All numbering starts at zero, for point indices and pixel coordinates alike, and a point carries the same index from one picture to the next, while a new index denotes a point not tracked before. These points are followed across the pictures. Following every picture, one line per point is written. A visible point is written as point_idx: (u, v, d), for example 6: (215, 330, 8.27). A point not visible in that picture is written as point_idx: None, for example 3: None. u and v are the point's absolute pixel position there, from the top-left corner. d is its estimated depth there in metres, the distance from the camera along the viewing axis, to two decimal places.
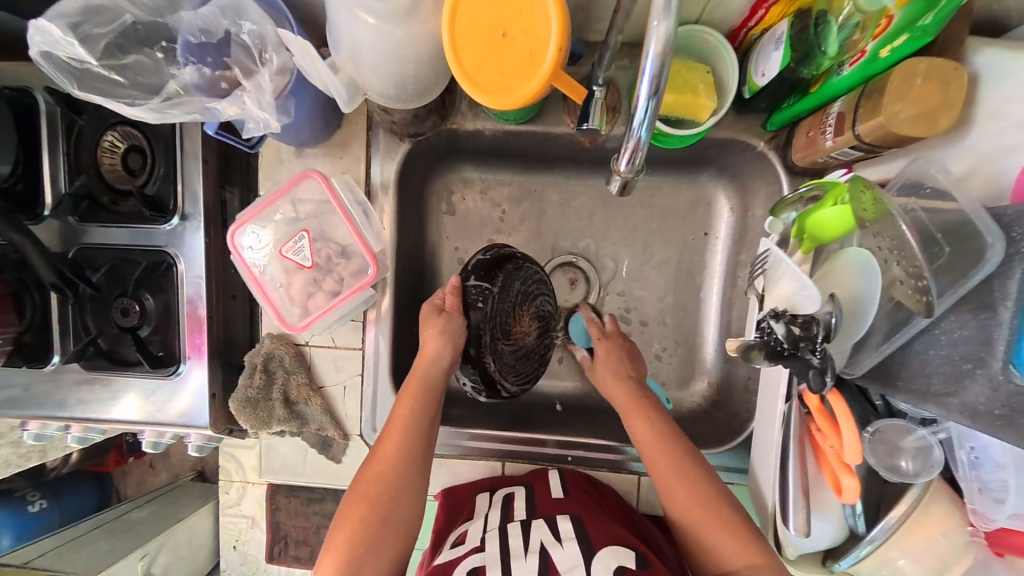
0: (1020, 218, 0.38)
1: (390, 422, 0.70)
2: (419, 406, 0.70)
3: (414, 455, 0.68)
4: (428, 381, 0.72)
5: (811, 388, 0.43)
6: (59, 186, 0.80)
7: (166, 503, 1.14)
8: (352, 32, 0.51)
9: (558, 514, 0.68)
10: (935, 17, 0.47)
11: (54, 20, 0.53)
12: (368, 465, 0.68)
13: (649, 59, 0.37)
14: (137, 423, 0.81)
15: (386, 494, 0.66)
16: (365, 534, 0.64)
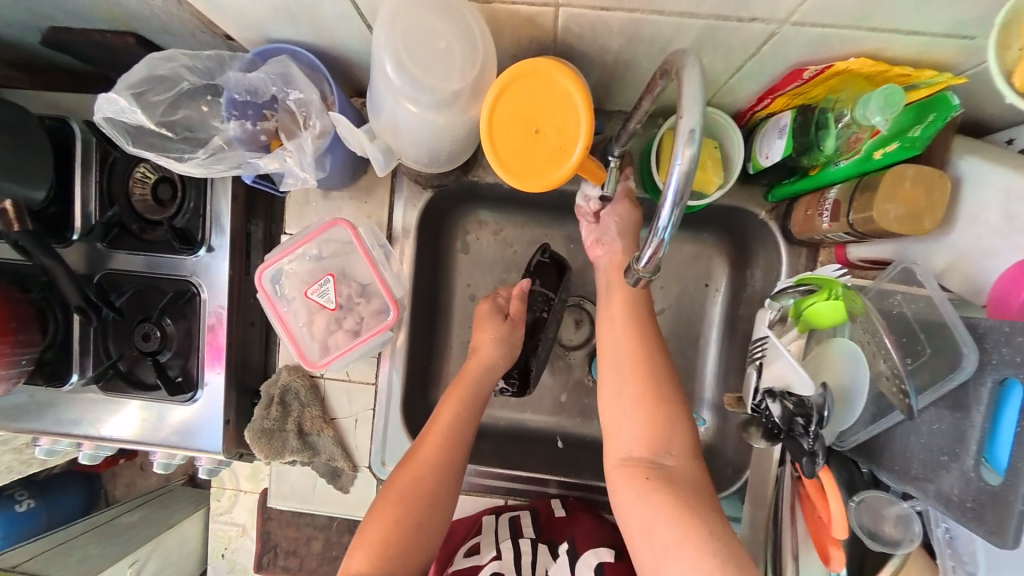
0: (992, 330, 0.41)
1: (434, 420, 0.71)
2: (464, 408, 0.72)
3: (455, 457, 0.69)
4: (475, 385, 0.75)
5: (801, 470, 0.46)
6: (91, 212, 0.82)
7: (159, 506, 1.15)
8: (393, 111, 0.54)
9: (560, 537, 0.76)
10: (923, 130, 0.54)
11: (122, 91, 0.57)
12: (407, 462, 0.68)
13: (674, 176, 0.39)
14: (134, 441, 0.84)
15: (425, 493, 0.65)
16: (402, 535, 0.63)
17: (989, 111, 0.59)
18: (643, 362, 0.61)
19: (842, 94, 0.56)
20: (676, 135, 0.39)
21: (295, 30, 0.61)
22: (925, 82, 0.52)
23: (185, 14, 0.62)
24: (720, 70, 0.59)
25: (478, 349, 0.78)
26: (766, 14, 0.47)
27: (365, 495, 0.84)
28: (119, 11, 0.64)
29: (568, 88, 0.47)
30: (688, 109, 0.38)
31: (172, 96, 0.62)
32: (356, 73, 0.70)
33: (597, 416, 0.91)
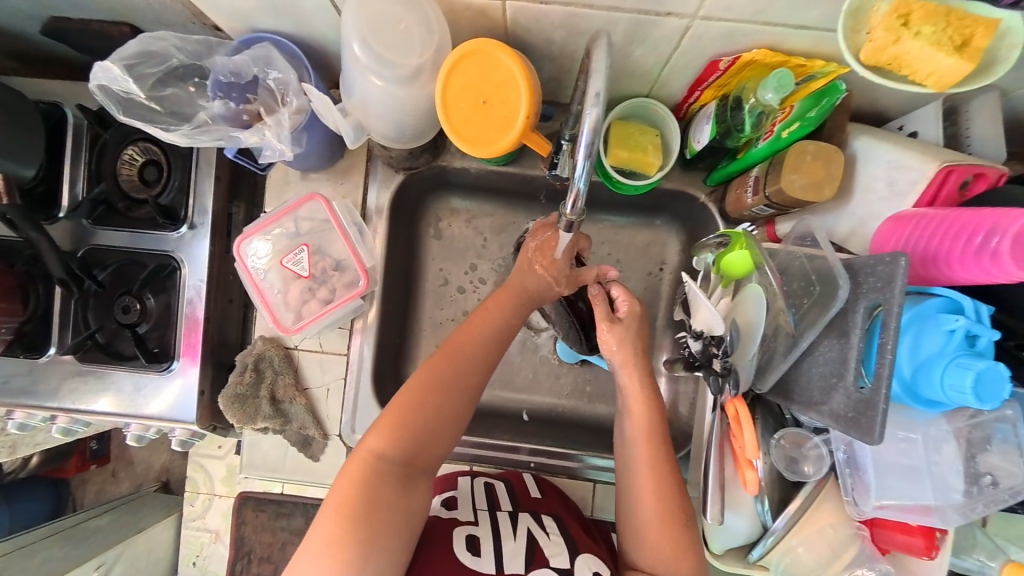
0: (864, 265, 0.48)
1: (469, 322, 0.71)
2: (505, 313, 0.71)
3: (488, 357, 0.69)
4: (515, 298, 0.71)
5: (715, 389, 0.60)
6: (77, 190, 0.87)
7: (127, 513, 1.17)
8: (362, 88, 0.61)
9: (544, 512, 0.78)
10: (817, 112, 0.62)
11: (116, 62, 0.65)
12: (438, 356, 0.68)
13: (585, 133, 0.47)
14: (111, 415, 0.86)
15: (453, 386, 0.66)
16: (427, 420, 0.65)
17: (883, 103, 0.69)
18: (659, 467, 0.63)
19: (751, 81, 0.64)
20: (587, 98, 0.47)
21: (277, 21, 0.68)
22: (819, 72, 0.60)
23: (178, 5, 0.69)
24: (653, 62, 0.68)
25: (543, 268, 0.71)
26: (679, 9, 0.56)
27: (334, 463, 0.87)
28: (119, 3, 0.72)
29: (509, 65, 0.56)
30: (596, 76, 0.46)
31: (162, 71, 0.69)
32: (333, 64, 0.78)
33: (561, 391, 0.95)
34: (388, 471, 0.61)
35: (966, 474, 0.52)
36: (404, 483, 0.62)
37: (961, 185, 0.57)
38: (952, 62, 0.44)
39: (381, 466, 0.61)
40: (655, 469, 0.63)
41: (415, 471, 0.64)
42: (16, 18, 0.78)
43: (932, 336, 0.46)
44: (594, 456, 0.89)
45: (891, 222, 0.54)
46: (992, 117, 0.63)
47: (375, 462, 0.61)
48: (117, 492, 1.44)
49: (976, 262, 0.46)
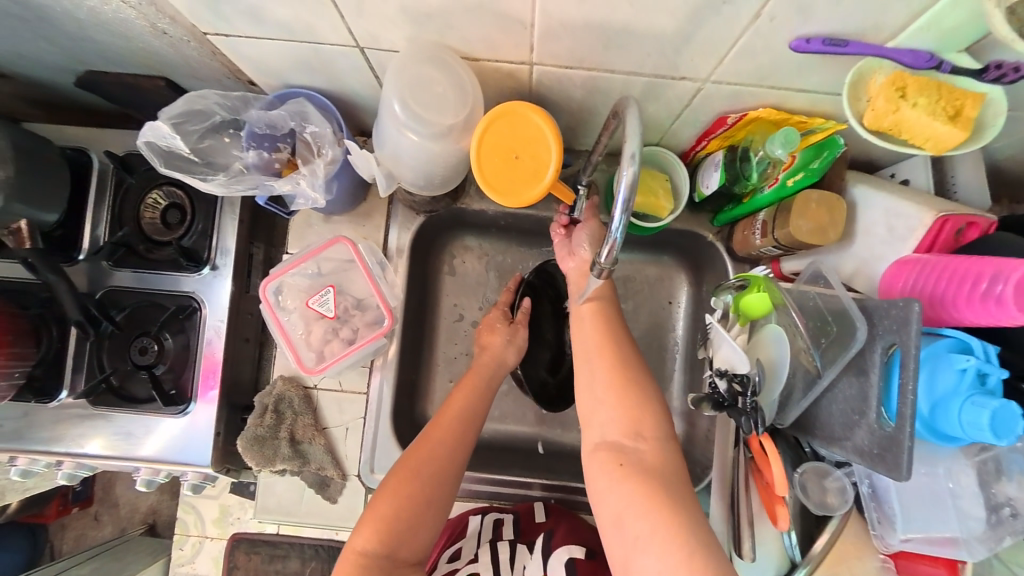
0: (878, 308, 0.51)
1: (442, 411, 0.74)
2: (472, 399, 0.76)
3: (458, 450, 0.71)
4: (484, 382, 0.79)
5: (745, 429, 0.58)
6: (98, 233, 0.88)
7: (112, 560, 1.23)
8: (399, 142, 0.65)
9: (540, 535, 0.79)
10: (818, 164, 0.67)
11: (164, 120, 0.68)
12: (413, 451, 0.69)
13: (622, 191, 0.51)
14: (105, 458, 0.84)
15: (430, 482, 0.67)
16: (404, 517, 0.65)
17: (876, 152, 0.75)
18: (620, 371, 0.65)
19: (757, 134, 0.70)
20: (622, 158, 0.51)
21: (312, 77, 0.72)
22: (818, 127, 0.66)
23: (217, 62, 0.73)
24: (664, 116, 0.73)
25: (486, 347, 0.84)
26: (692, 74, 0.62)
27: (352, 505, 0.85)
28: (159, 60, 0.75)
29: (540, 124, 0.61)
30: (631, 139, 0.51)
31: (206, 126, 0.73)
32: (361, 114, 0.82)
33: (575, 424, 0.95)
34: (373, 569, 0.62)
35: (987, 504, 0.54)
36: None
37: (956, 232, 0.62)
38: (948, 129, 0.50)
39: (364, 565, 0.62)
40: (608, 351, 0.66)
41: (399, 565, 0.64)
42: (48, 71, 0.81)
43: (945, 375, 0.50)
44: None
45: (896, 266, 0.58)
46: (974, 166, 0.70)
47: (360, 561, 0.62)
48: (100, 537, 1.45)
49: (982, 305, 0.50)
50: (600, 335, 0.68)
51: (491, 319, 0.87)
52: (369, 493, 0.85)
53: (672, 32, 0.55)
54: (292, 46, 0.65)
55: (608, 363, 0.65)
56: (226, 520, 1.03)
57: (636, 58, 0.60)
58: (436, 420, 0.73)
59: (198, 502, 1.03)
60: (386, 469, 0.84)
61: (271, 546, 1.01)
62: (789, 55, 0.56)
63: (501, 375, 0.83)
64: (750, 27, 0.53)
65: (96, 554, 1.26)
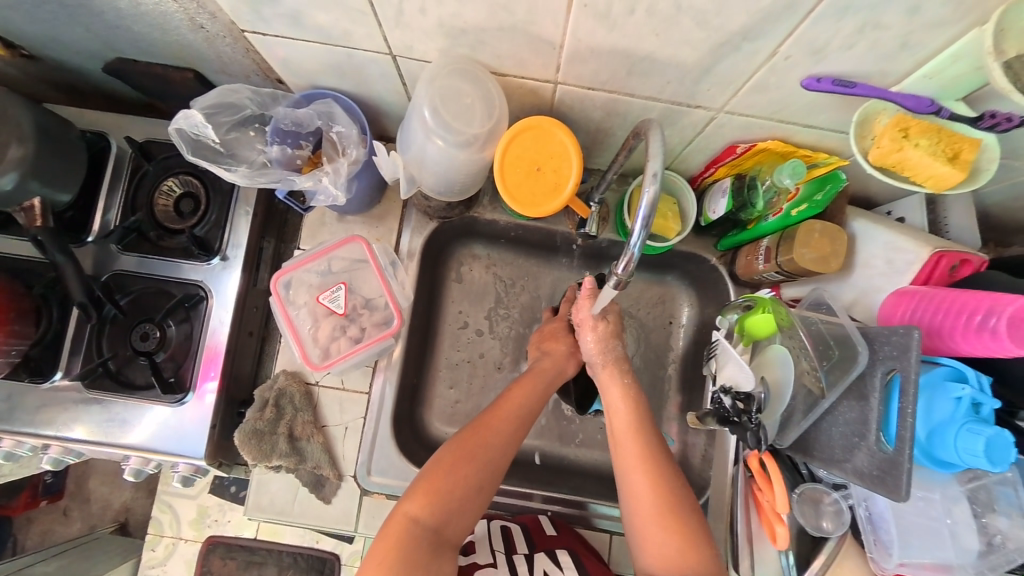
0: (878, 334, 0.54)
1: (501, 402, 0.74)
2: (530, 397, 0.76)
3: (516, 434, 0.71)
4: (543, 382, 0.79)
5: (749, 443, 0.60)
6: (110, 217, 0.88)
7: (79, 558, 1.19)
8: (423, 147, 0.67)
9: (557, 548, 0.79)
10: (823, 197, 0.70)
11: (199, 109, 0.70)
12: (472, 431, 0.69)
13: (643, 207, 0.54)
14: (89, 444, 0.83)
15: (486, 463, 0.67)
16: (457, 494, 0.64)
17: (874, 190, 0.78)
18: (627, 397, 0.75)
19: (765, 165, 0.73)
20: (645, 176, 0.53)
21: (341, 80, 0.75)
22: (821, 162, 0.69)
23: (249, 59, 0.75)
24: (677, 142, 0.76)
25: (549, 353, 0.84)
26: (707, 103, 0.65)
27: (347, 507, 0.84)
28: (191, 53, 0.77)
29: (563, 141, 0.65)
30: (654, 158, 0.53)
31: (235, 119, 0.75)
32: (384, 119, 0.84)
33: (572, 438, 0.95)
34: (422, 542, 0.61)
35: (979, 531, 0.56)
36: (433, 555, 0.61)
37: (951, 268, 0.65)
38: (947, 169, 0.54)
39: (415, 536, 0.61)
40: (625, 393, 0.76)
41: (444, 545, 0.63)
42: (78, 55, 0.83)
43: (942, 404, 0.52)
44: (604, 505, 0.88)
45: (895, 297, 0.61)
46: (965, 209, 0.73)
47: (411, 530, 0.61)
48: (67, 533, 1.40)
49: (977, 337, 0.53)
50: (625, 405, 0.74)
51: (553, 326, 0.88)
52: (365, 494, 0.84)
53: (692, 64, 0.58)
54: (326, 50, 0.67)
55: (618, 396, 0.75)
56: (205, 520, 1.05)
57: (656, 85, 0.63)
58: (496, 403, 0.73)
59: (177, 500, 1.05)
60: (383, 472, 0.84)
61: (247, 552, 1.07)
62: (799, 93, 0.60)
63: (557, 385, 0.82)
64: (766, 65, 0.56)
65: (61, 552, 1.22)
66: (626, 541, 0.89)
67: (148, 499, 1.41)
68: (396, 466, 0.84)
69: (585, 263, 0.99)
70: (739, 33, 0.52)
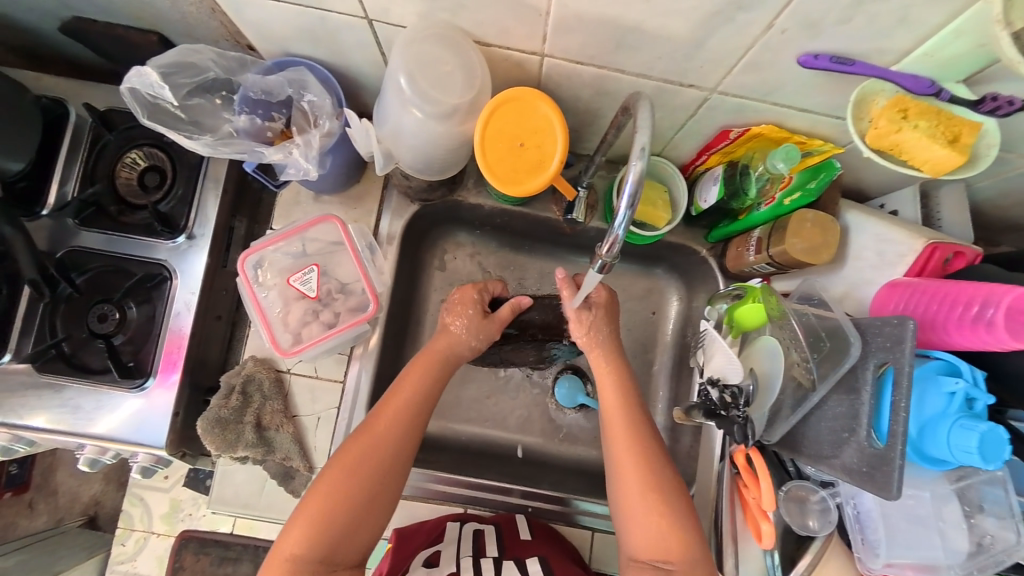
0: (871, 325, 0.51)
1: (393, 390, 0.70)
2: (426, 378, 0.72)
3: (405, 435, 0.68)
4: (439, 362, 0.74)
5: (735, 437, 0.59)
6: (67, 189, 0.83)
7: (42, 554, 1.13)
8: (399, 119, 0.63)
9: (527, 556, 0.72)
10: (816, 184, 0.67)
11: (154, 68, 0.65)
12: (354, 438, 0.66)
13: (629, 183, 0.50)
14: (51, 433, 0.77)
15: (371, 480, 0.64)
16: (339, 517, 0.62)
17: (867, 182, 0.77)
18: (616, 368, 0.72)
19: (758, 152, 0.71)
20: (631, 152, 0.50)
21: (313, 48, 0.70)
22: (816, 150, 0.66)
23: (216, 22, 0.70)
24: (668, 125, 0.73)
25: (446, 329, 0.78)
26: (700, 83, 0.62)
27: None
28: (154, 13, 0.72)
29: (547, 115, 0.61)
30: (641, 133, 0.50)
31: (196, 82, 0.70)
32: (361, 94, 0.80)
33: (556, 433, 0.92)
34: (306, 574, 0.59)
35: (969, 532, 0.54)
36: None
37: (944, 260, 0.63)
38: (945, 152, 0.52)
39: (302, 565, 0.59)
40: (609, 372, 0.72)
41: (336, 568, 0.61)
42: (31, 13, 0.77)
43: (933, 399, 0.50)
44: (587, 501, 0.85)
45: (887, 289, 0.60)
46: (959, 203, 0.72)
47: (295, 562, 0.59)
48: (32, 527, 1.34)
49: (973, 330, 0.51)
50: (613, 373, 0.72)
51: (466, 299, 0.79)
52: None
53: (684, 37, 0.55)
54: (297, 12, 0.62)
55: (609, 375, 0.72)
56: (174, 518, 1.05)
57: (647, 60, 0.60)
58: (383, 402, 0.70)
59: (145, 494, 1.06)
60: None
61: (221, 547, 1.03)
62: (795, 72, 0.57)
63: (456, 367, 0.77)
64: (761, 39, 0.53)
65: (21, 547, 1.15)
66: (610, 538, 0.85)
67: (120, 492, 1.36)
68: None
69: (572, 252, 0.97)
70: (732, 3, 0.49)
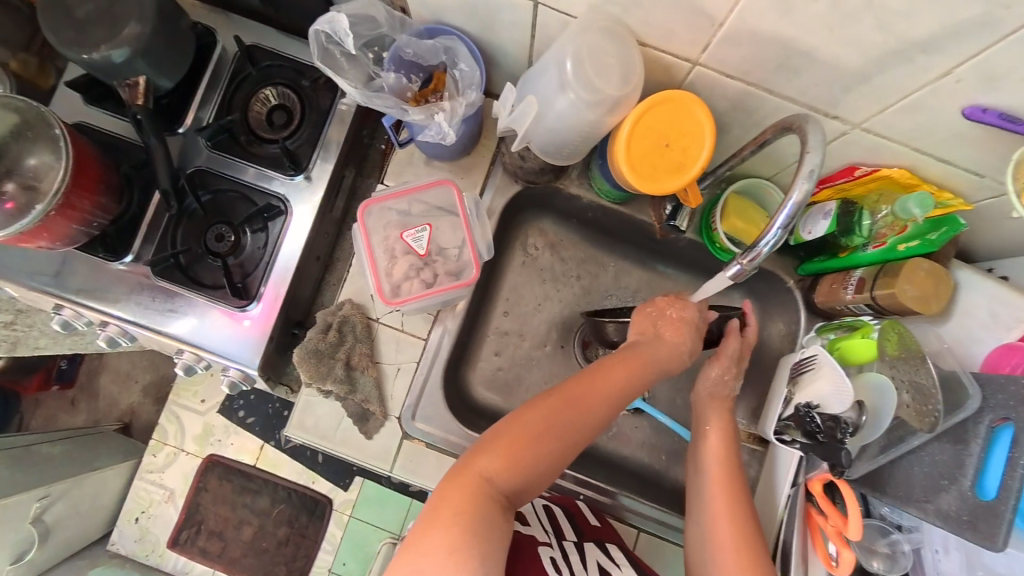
0: (993, 380, 0.55)
1: (602, 373, 0.68)
2: (631, 382, 0.68)
3: (618, 402, 0.68)
4: (639, 371, 0.69)
5: (840, 461, 0.59)
6: (203, 115, 0.87)
7: (87, 447, 1.19)
8: (551, 102, 0.66)
9: (607, 542, 0.76)
10: (938, 236, 0.67)
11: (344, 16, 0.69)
12: (565, 395, 0.66)
13: (792, 201, 0.53)
14: (156, 334, 0.83)
15: (569, 433, 0.64)
16: (535, 455, 0.62)
17: (978, 243, 0.76)
18: (727, 430, 0.74)
19: (882, 194, 0.70)
20: (799, 172, 0.53)
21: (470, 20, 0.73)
22: (942, 203, 0.67)
23: None
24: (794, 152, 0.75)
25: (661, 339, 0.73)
26: (847, 116, 0.63)
27: (386, 446, 0.84)
28: None
29: (700, 121, 0.64)
30: (812, 155, 0.52)
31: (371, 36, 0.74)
32: (494, 71, 0.83)
33: (610, 431, 0.94)
34: (472, 485, 0.58)
35: None
36: (469, 508, 0.57)
37: None
38: None
39: (488, 488, 0.59)
40: (722, 430, 0.74)
41: (458, 537, 0.54)
42: None
43: None
44: (632, 499, 0.87)
45: (1004, 350, 0.66)
46: None
47: (485, 482, 0.59)
48: (70, 423, 1.43)
49: None
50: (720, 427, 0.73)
51: (674, 307, 0.75)
52: (406, 438, 0.84)
53: (853, 70, 0.56)
54: None
55: (719, 437, 0.73)
56: (206, 440, 1.13)
57: (804, 85, 0.61)
58: (622, 356, 0.71)
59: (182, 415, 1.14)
60: (428, 419, 0.83)
61: (242, 478, 1.12)
62: (952, 122, 0.58)
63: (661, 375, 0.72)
64: (931, 85, 0.55)
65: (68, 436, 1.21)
66: (653, 538, 0.90)
67: (156, 406, 1.43)
68: (442, 416, 0.84)
69: (655, 258, 0.98)
70: (919, 43, 0.51)
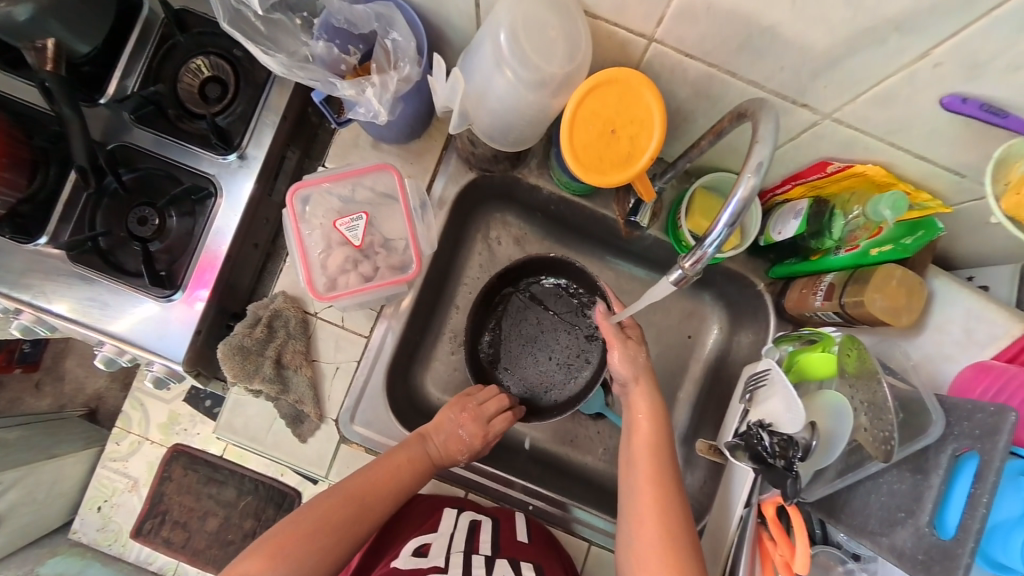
0: (957, 408, 0.50)
1: (385, 467, 0.71)
2: (408, 480, 0.72)
3: (400, 497, 0.71)
4: (419, 472, 0.73)
5: (787, 491, 0.53)
6: (128, 84, 0.79)
7: (45, 433, 1.14)
8: (489, 80, 0.59)
9: (522, 559, 0.70)
10: (914, 241, 0.61)
11: None
12: (355, 492, 0.68)
13: (736, 198, 0.47)
14: (70, 322, 0.77)
15: (351, 531, 0.66)
16: (311, 562, 0.62)
17: (960, 249, 0.70)
18: (655, 416, 0.70)
19: (855, 194, 0.64)
20: (746, 165, 0.46)
21: None
22: (920, 205, 0.61)
23: None
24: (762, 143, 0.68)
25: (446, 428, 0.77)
26: (816, 104, 0.57)
27: (322, 450, 0.79)
28: None
29: (650, 105, 0.57)
30: (761, 146, 0.46)
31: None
32: (442, 46, 0.75)
33: (566, 436, 0.89)
34: None
35: None
36: None
37: None
38: None
39: None
40: (651, 416, 0.70)
41: None
42: None
43: (1010, 502, 0.49)
44: (585, 511, 0.82)
45: (974, 370, 0.59)
46: None
47: None
48: (35, 407, 1.37)
49: None
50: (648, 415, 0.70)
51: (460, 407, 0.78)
52: (343, 442, 0.79)
53: (819, 51, 0.49)
54: None
55: (647, 426, 0.70)
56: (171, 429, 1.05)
57: (767, 69, 0.54)
58: (407, 447, 0.74)
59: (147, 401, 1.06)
60: (367, 423, 0.78)
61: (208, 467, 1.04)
62: (930, 115, 0.51)
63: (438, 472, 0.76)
64: (906, 69, 0.48)
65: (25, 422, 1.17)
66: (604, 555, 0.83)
67: (124, 392, 1.38)
68: (382, 420, 0.79)
69: (623, 256, 0.92)
70: (891, 22, 0.44)
